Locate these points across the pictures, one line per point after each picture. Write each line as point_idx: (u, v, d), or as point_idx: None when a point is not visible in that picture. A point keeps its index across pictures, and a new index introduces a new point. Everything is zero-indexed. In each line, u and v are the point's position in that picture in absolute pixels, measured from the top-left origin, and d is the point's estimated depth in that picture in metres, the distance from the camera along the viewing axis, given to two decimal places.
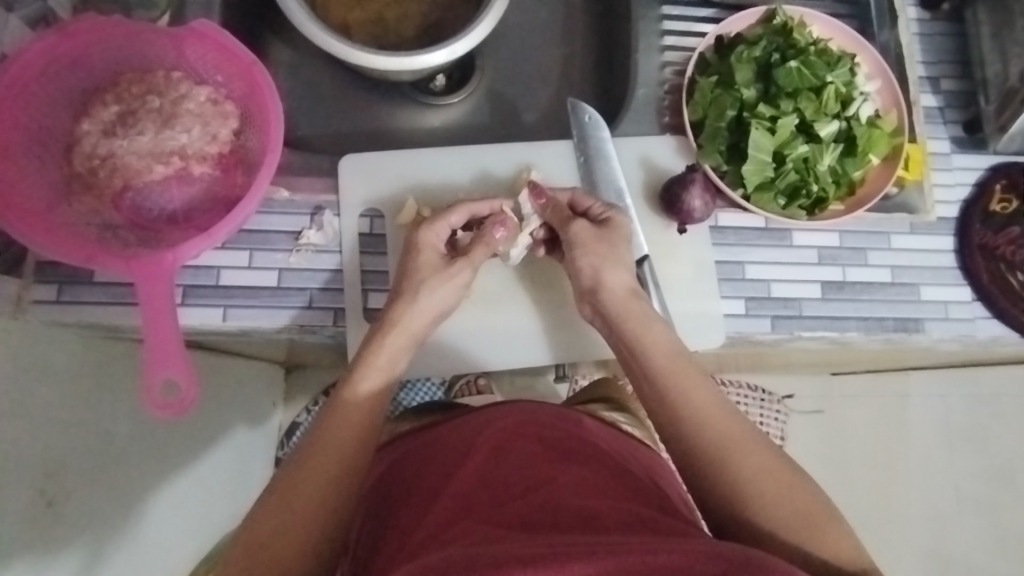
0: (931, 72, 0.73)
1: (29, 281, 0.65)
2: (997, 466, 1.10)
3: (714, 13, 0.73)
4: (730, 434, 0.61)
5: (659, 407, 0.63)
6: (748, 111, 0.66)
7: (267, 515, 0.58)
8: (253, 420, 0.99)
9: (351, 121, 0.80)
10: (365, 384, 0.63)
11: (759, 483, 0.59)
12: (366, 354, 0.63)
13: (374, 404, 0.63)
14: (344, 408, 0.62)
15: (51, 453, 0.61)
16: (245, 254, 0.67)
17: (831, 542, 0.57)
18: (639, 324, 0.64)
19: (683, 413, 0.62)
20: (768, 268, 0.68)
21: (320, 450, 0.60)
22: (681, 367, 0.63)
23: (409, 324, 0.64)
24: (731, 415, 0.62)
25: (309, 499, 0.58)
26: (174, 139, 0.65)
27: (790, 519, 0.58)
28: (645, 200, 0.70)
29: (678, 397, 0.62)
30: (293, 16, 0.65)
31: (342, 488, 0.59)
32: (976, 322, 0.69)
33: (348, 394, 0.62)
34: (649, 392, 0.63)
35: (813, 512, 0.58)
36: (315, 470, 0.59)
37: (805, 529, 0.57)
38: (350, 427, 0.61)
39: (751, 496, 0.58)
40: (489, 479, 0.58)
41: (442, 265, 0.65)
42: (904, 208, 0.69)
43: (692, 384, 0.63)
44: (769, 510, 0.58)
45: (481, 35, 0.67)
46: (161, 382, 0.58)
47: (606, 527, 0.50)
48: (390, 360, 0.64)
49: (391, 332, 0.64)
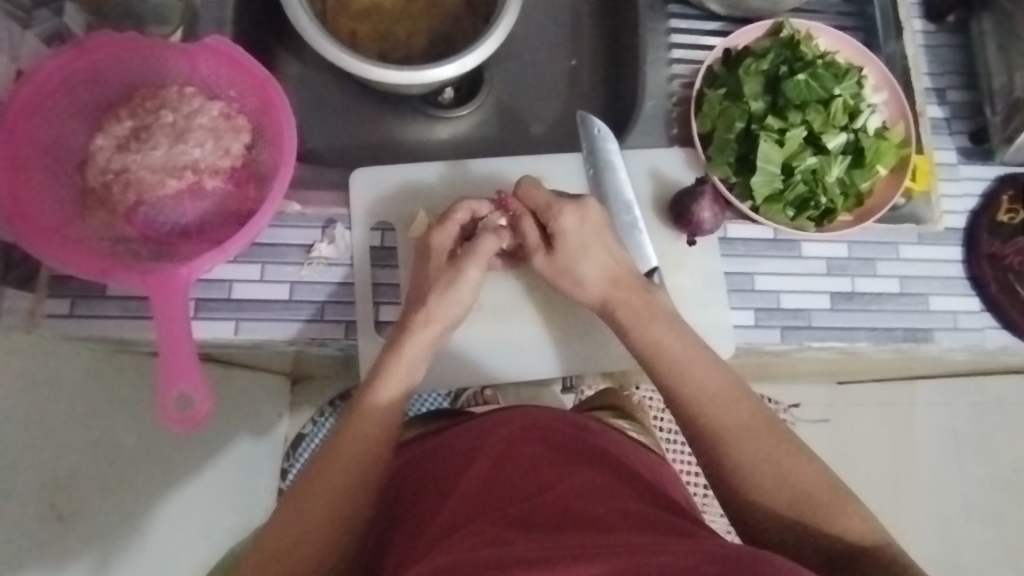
0: (937, 84, 0.74)
1: (41, 296, 0.65)
2: (1003, 473, 1.10)
3: (721, 26, 0.74)
4: (736, 424, 0.61)
5: (674, 398, 0.63)
6: (756, 123, 0.67)
7: (285, 520, 0.58)
8: (260, 430, 0.99)
9: (360, 134, 0.80)
10: (381, 393, 0.63)
11: (760, 470, 0.59)
12: (381, 365, 0.64)
13: (392, 410, 0.63)
14: (362, 414, 0.62)
15: (64, 467, 0.61)
16: (257, 267, 0.67)
17: (842, 515, 0.57)
18: (649, 313, 0.64)
19: (693, 402, 0.62)
20: (776, 279, 0.69)
21: (338, 455, 0.60)
22: (675, 337, 0.64)
23: (429, 331, 0.64)
24: (745, 396, 0.62)
25: (328, 506, 0.58)
26: (187, 153, 0.65)
27: (790, 503, 0.58)
28: (654, 211, 0.71)
29: (681, 383, 0.62)
30: (304, 32, 0.66)
31: (357, 495, 0.59)
32: (984, 332, 0.69)
33: (366, 402, 0.62)
34: (660, 386, 0.64)
35: (821, 491, 0.58)
36: (335, 476, 0.59)
37: (814, 507, 0.57)
38: (370, 434, 0.61)
39: (769, 484, 0.58)
40: (498, 480, 0.58)
41: (446, 268, 0.65)
42: (913, 219, 0.69)
43: (694, 366, 0.63)
44: (788, 497, 0.58)
45: (490, 49, 0.68)
46: (175, 396, 0.58)
47: (613, 527, 0.51)
48: (409, 369, 0.64)
49: (410, 343, 0.64)
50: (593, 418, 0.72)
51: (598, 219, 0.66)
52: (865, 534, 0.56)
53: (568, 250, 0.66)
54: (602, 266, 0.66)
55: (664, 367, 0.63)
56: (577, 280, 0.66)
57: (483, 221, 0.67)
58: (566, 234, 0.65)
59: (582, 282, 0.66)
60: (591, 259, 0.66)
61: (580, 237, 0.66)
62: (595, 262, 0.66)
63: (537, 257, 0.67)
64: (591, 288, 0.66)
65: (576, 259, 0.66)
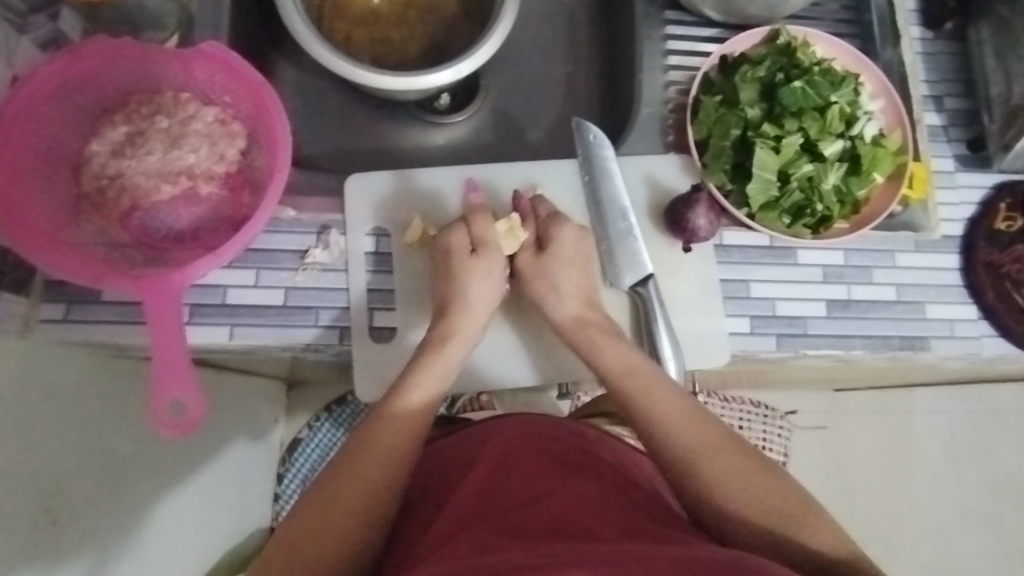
0: (934, 91, 0.74)
1: (36, 300, 0.65)
2: (1003, 482, 1.09)
3: (718, 32, 0.74)
4: (702, 442, 0.60)
5: (645, 421, 0.62)
6: (752, 130, 0.66)
7: (298, 523, 0.57)
8: (257, 435, 0.99)
9: (356, 140, 0.80)
10: (414, 397, 0.63)
11: (735, 485, 0.59)
12: (420, 365, 0.64)
13: (422, 418, 0.62)
14: (390, 419, 0.61)
15: (57, 471, 0.61)
16: (251, 273, 0.67)
17: (818, 531, 0.57)
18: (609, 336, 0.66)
19: (661, 424, 0.62)
20: (771, 286, 0.69)
21: (356, 461, 0.60)
22: (642, 364, 0.64)
23: (465, 329, 0.65)
24: (713, 422, 0.62)
25: (344, 512, 0.58)
26: (182, 158, 0.66)
27: (765, 517, 0.57)
28: (650, 218, 0.71)
29: (650, 403, 0.62)
30: (300, 38, 0.66)
31: (376, 502, 0.59)
32: (981, 340, 0.69)
33: (399, 402, 0.62)
34: (626, 408, 0.64)
35: (797, 507, 0.58)
36: (353, 484, 0.59)
37: (789, 521, 0.57)
38: (395, 440, 0.61)
39: (746, 497, 0.58)
40: (491, 490, 0.58)
41: (472, 261, 0.66)
42: (909, 227, 0.69)
43: (659, 392, 0.63)
44: (765, 513, 0.58)
45: (486, 55, 0.67)
46: (168, 401, 0.58)
47: (612, 537, 0.51)
48: (447, 367, 0.64)
49: (448, 344, 0.64)
50: (590, 425, 0.71)
51: (587, 249, 0.68)
52: (840, 548, 0.56)
53: (554, 257, 0.67)
54: (576, 284, 0.67)
55: (632, 388, 0.63)
56: (554, 290, 0.67)
57: (475, 210, 0.67)
58: (560, 244, 0.67)
59: (560, 294, 0.67)
60: (569, 284, 0.67)
61: (572, 252, 0.67)
62: (572, 285, 0.67)
63: (523, 257, 0.69)
64: (563, 300, 0.67)
65: (556, 270, 0.67)
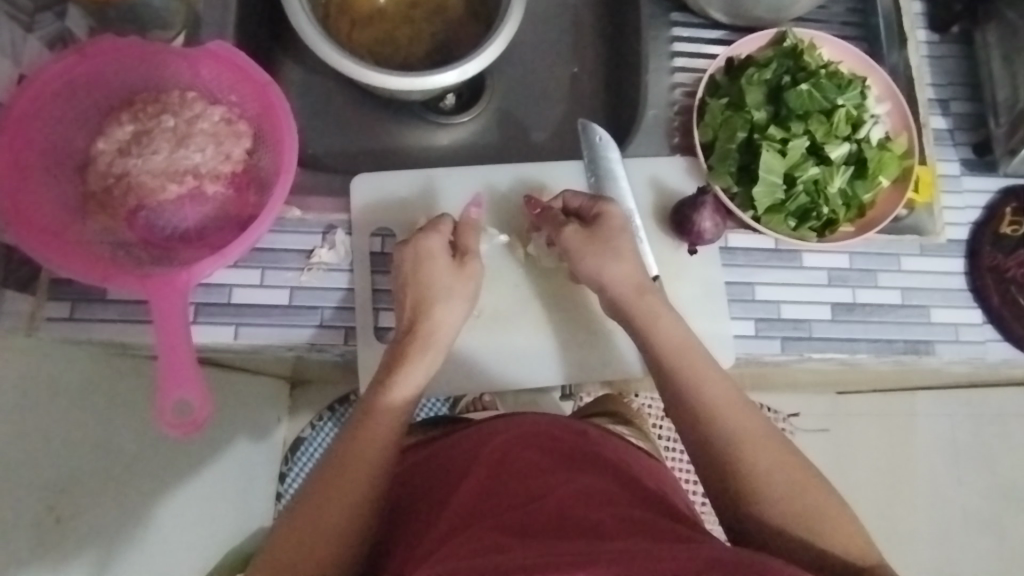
0: (940, 95, 0.74)
1: (42, 298, 0.65)
2: (1005, 485, 1.09)
3: (724, 34, 0.74)
4: (740, 434, 0.60)
5: (676, 409, 0.63)
6: (758, 133, 0.66)
7: (300, 525, 0.58)
8: (260, 433, 0.99)
9: (362, 140, 0.80)
10: (398, 394, 0.62)
11: (772, 481, 0.58)
12: (402, 362, 0.63)
13: (405, 413, 0.62)
14: (375, 414, 0.61)
15: (62, 470, 0.61)
16: (257, 272, 0.67)
17: (841, 535, 0.57)
18: (654, 313, 0.63)
19: (697, 412, 0.61)
20: (777, 289, 0.69)
21: (352, 458, 0.60)
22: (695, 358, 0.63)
23: (440, 333, 0.63)
24: (751, 410, 0.62)
25: (338, 512, 0.58)
26: (188, 158, 0.66)
27: (797, 518, 0.57)
28: (655, 220, 0.71)
29: (699, 387, 0.62)
30: (306, 37, 0.65)
31: (372, 503, 0.59)
32: (986, 345, 0.69)
33: (382, 399, 0.62)
34: (670, 388, 0.63)
35: (826, 507, 0.58)
36: (348, 484, 0.59)
37: (817, 524, 0.57)
38: (387, 435, 0.61)
39: (766, 489, 0.58)
40: (503, 487, 0.58)
41: (458, 264, 0.65)
42: (915, 231, 0.69)
43: (707, 377, 0.62)
44: (783, 509, 0.58)
45: (492, 55, 0.67)
46: (174, 402, 0.58)
47: (612, 533, 0.50)
48: (420, 373, 0.63)
49: (431, 347, 0.63)
50: (594, 424, 0.71)
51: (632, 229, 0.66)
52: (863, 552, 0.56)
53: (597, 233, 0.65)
54: (623, 262, 0.64)
55: (681, 367, 0.62)
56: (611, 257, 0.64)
57: (463, 220, 0.67)
58: (604, 229, 0.65)
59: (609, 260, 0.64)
60: (613, 259, 0.64)
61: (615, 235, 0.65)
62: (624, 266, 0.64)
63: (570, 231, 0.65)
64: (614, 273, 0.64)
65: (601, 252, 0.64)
